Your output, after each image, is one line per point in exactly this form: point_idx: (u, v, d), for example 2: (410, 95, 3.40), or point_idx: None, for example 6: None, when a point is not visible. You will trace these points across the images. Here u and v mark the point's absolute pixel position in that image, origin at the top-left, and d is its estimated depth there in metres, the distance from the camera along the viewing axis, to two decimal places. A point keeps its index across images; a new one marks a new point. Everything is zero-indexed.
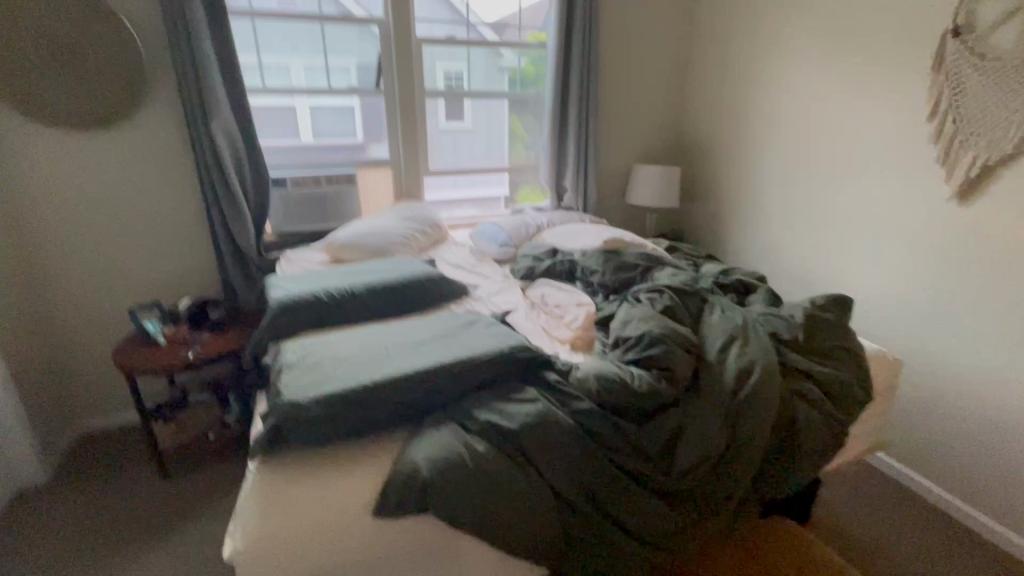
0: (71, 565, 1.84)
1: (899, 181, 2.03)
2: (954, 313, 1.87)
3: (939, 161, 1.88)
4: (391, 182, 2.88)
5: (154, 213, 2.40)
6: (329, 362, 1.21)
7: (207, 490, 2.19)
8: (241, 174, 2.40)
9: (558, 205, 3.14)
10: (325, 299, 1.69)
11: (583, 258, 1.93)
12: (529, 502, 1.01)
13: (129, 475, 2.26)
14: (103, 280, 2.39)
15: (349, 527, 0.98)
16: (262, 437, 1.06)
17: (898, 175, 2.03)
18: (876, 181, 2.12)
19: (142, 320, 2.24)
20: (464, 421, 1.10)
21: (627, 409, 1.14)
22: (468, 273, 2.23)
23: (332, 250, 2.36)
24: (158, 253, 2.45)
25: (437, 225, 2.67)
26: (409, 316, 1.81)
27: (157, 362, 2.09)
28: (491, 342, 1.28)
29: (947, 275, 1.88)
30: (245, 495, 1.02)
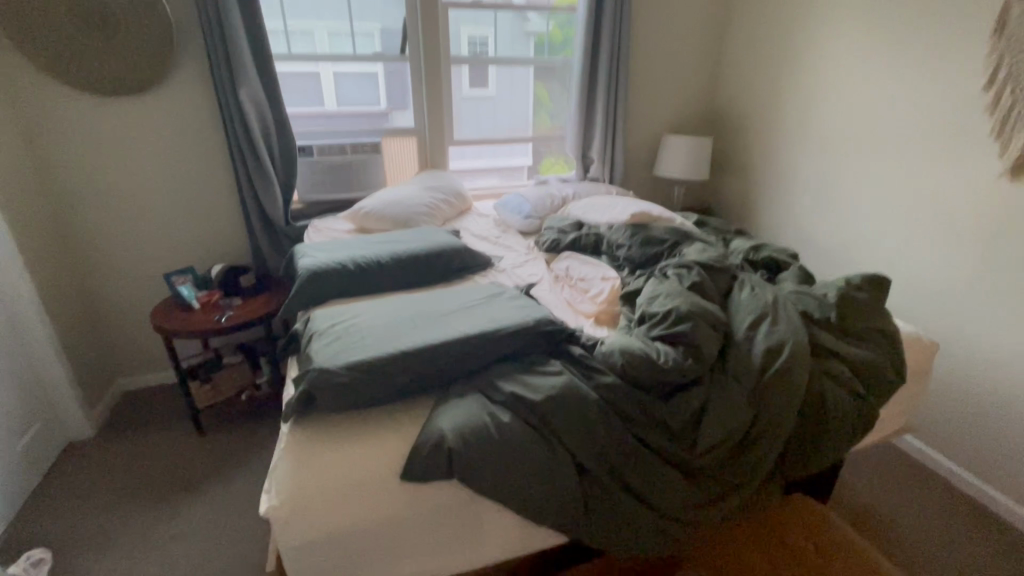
0: (119, 513, 1.97)
1: (947, 154, 1.92)
2: (997, 295, 1.79)
3: (992, 134, 1.77)
4: (416, 151, 2.86)
5: (185, 180, 2.45)
6: (357, 331, 1.24)
7: (241, 448, 2.30)
8: (269, 142, 2.41)
9: (583, 177, 3.09)
10: (352, 268, 1.72)
11: (609, 231, 1.90)
12: (552, 472, 1.03)
13: (168, 431, 2.39)
14: (139, 246, 2.47)
15: (376, 489, 1.01)
16: (294, 401, 1.10)
17: (946, 149, 1.92)
18: (922, 156, 2.01)
19: (177, 285, 2.31)
20: (489, 391, 1.12)
21: (652, 384, 1.14)
22: (492, 244, 2.22)
23: (358, 219, 2.38)
24: (189, 220, 2.51)
25: (461, 195, 2.66)
26: (434, 286, 1.82)
27: (192, 326, 2.17)
28: (516, 314, 1.29)
29: (992, 255, 1.80)
30: (279, 455, 1.06)
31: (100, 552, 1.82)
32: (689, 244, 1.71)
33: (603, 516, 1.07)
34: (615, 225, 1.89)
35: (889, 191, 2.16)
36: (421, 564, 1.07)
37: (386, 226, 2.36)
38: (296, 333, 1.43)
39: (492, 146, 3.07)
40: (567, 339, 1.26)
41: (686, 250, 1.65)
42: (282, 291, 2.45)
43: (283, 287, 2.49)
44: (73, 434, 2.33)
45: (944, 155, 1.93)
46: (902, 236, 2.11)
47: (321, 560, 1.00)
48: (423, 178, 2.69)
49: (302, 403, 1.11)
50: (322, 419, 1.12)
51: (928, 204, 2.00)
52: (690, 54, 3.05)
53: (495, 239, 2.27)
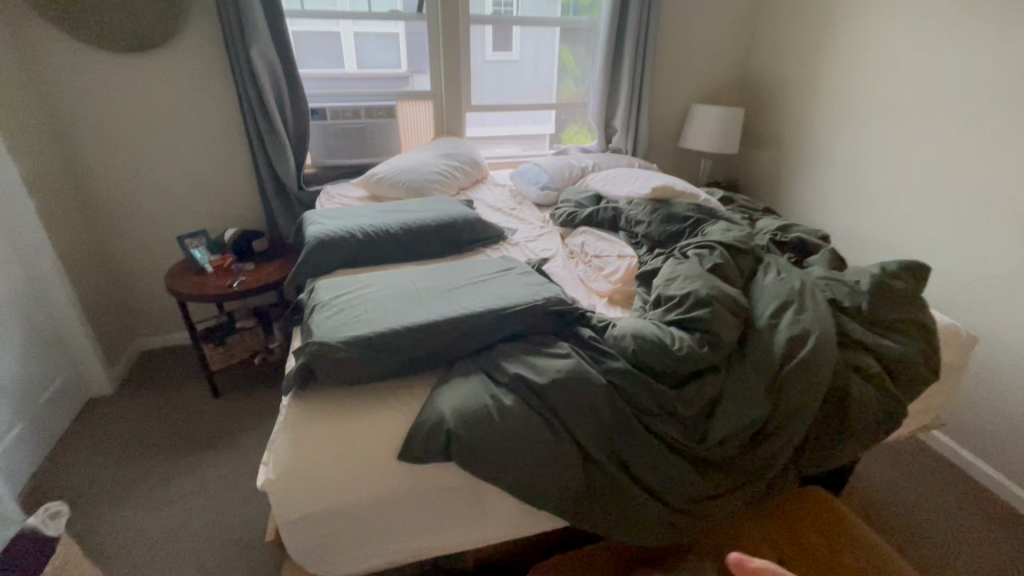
0: (136, 468, 2.04)
1: (1004, 132, 1.76)
2: None
3: None
4: (432, 116, 2.76)
5: (198, 142, 2.41)
6: (360, 304, 1.20)
7: (254, 412, 2.33)
8: (281, 104, 2.35)
9: (605, 147, 2.96)
10: (360, 237, 1.67)
11: (628, 206, 1.80)
12: (555, 458, 0.99)
13: (185, 391, 2.44)
14: (154, 207, 2.47)
15: (376, 467, 0.99)
16: (292, 375, 1.07)
17: (1003, 126, 1.76)
18: (975, 133, 1.85)
19: (191, 248, 2.31)
20: (493, 372, 1.07)
21: (665, 372, 1.08)
22: (507, 216, 2.15)
23: (370, 186, 2.32)
24: (202, 183, 2.49)
25: (476, 163, 2.57)
26: (444, 258, 1.77)
27: (205, 289, 2.17)
28: (525, 293, 1.23)
29: None
30: (277, 429, 1.04)
31: (117, 505, 1.88)
32: (713, 223, 1.62)
33: (606, 506, 1.03)
34: (635, 200, 1.80)
35: (934, 171, 2.00)
36: (418, 541, 1.06)
37: (400, 194, 2.29)
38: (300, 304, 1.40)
39: (513, 112, 2.95)
40: (578, 320, 1.21)
41: (710, 229, 1.56)
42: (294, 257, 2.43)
43: (296, 253, 2.46)
44: (95, 390, 2.39)
45: (1000, 133, 1.77)
46: (945, 220, 1.97)
47: (316, 533, 0.99)
48: (438, 145, 2.60)
49: (302, 377, 1.08)
50: (321, 393, 1.09)
51: (977, 186, 1.85)
52: (727, 17, 2.85)
53: (510, 211, 2.19)
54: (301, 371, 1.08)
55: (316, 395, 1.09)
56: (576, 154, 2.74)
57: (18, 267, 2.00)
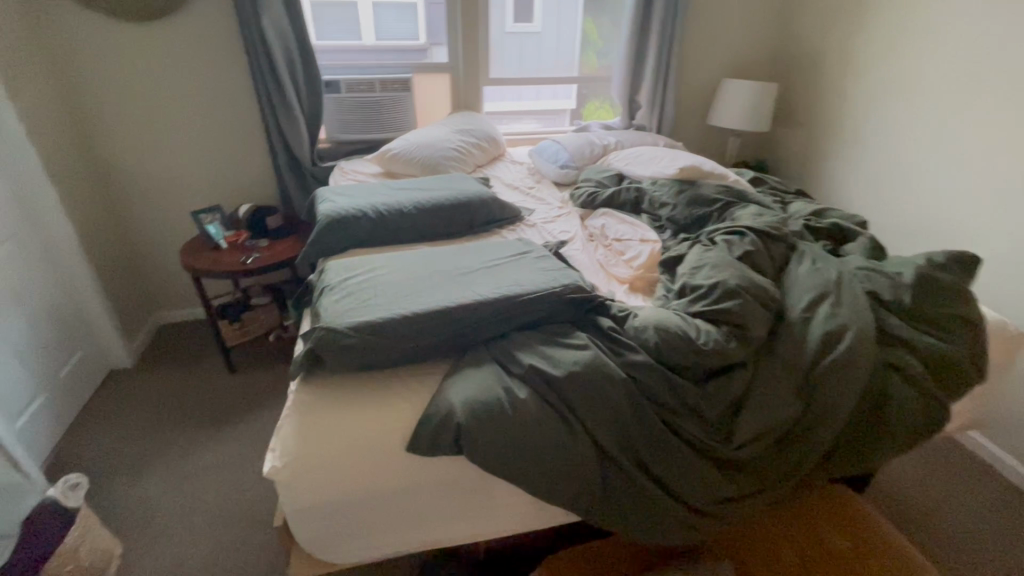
0: (154, 441, 2.07)
1: None
2: None
3: None
4: (449, 90, 2.66)
5: (211, 114, 2.37)
6: (370, 288, 1.16)
7: (268, 388, 2.34)
8: (294, 77, 2.29)
9: (629, 124, 2.84)
10: (372, 216, 1.62)
11: (652, 187, 1.71)
12: (570, 455, 0.94)
13: (202, 366, 2.46)
14: (169, 182, 2.45)
15: (385, 458, 0.96)
16: (300, 360, 1.04)
17: None
18: None
19: (205, 223, 2.29)
20: (507, 361, 1.03)
21: (689, 367, 1.02)
22: (525, 196, 2.07)
23: (384, 162, 2.26)
24: (217, 157, 2.46)
25: (494, 140, 2.49)
26: (458, 238, 1.72)
27: (219, 266, 2.16)
28: (541, 279, 1.17)
29: None
30: (284, 414, 1.02)
31: (136, 477, 1.92)
32: (744, 206, 1.52)
33: (622, 505, 0.99)
34: (660, 180, 1.71)
35: (985, 154, 1.85)
36: (427, 532, 1.03)
37: (415, 171, 2.22)
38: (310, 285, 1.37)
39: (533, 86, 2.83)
40: (597, 309, 1.15)
41: (740, 213, 1.47)
42: (308, 234, 2.40)
43: (310, 230, 2.43)
44: (115, 362, 2.43)
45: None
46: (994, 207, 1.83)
47: (322, 521, 0.97)
48: (455, 120, 2.51)
49: (311, 362, 1.05)
50: (328, 378, 1.06)
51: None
52: None
53: (528, 190, 2.11)
54: (309, 356, 1.05)
55: (324, 380, 1.06)
56: (598, 131, 2.63)
57: (35, 239, 2.01)
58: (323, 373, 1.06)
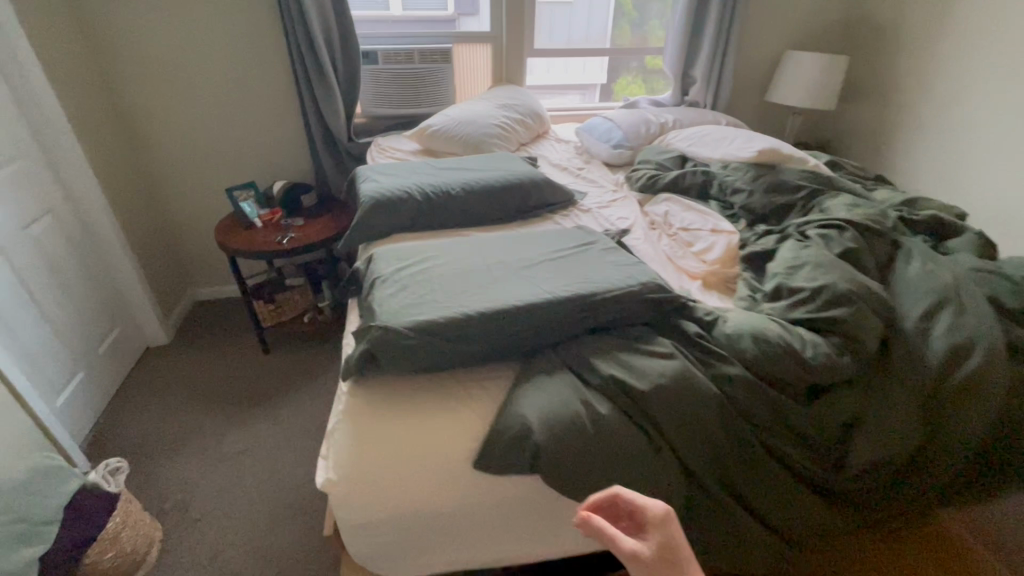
0: (191, 423, 2.04)
1: None
2: None
3: None
4: (490, 62, 2.48)
5: (243, 86, 2.26)
6: (426, 281, 1.05)
7: (304, 371, 2.29)
8: (331, 46, 2.16)
9: (681, 100, 2.64)
10: (418, 199, 1.51)
11: (723, 171, 1.56)
12: (657, 478, 0.84)
13: (237, 346, 2.42)
14: (201, 157, 2.36)
15: (449, 474, 0.87)
16: (353, 363, 0.94)
17: None
18: None
19: (240, 201, 2.21)
20: (582, 370, 0.92)
21: (792, 383, 0.89)
22: (576, 178, 1.93)
23: (424, 138, 2.13)
24: (249, 131, 2.35)
25: (538, 115, 2.33)
26: (509, 223, 1.59)
27: (255, 246, 2.09)
28: (615, 276, 1.05)
29: None
30: (337, 421, 0.93)
31: (174, 460, 1.89)
32: (832, 195, 1.37)
33: (708, 529, 0.90)
34: (732, 164, 1.55)
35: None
36: (488, 550, 0.95)
37: (456, 149, 2.09)
38: (356, 274, 1.26)
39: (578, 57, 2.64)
40: (679, 311, 1.02)
41: (830, 203, 1.32)
42: (344, 213, 2.30)
43: (346, 209, 2.34)
44: (150, 340, 2.40)
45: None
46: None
47: (381, 537, 0.90)
48: (497, 95, 2.35)
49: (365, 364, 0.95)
50: (383, 381, 0.97)
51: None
52: None
53: (578, 171, 1.97)
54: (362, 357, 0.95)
55: (378, 383, 0.97)
56: (649, 107, 2.44)
57: (69, 215, 1.96)
58: (377, 376, 0.96)
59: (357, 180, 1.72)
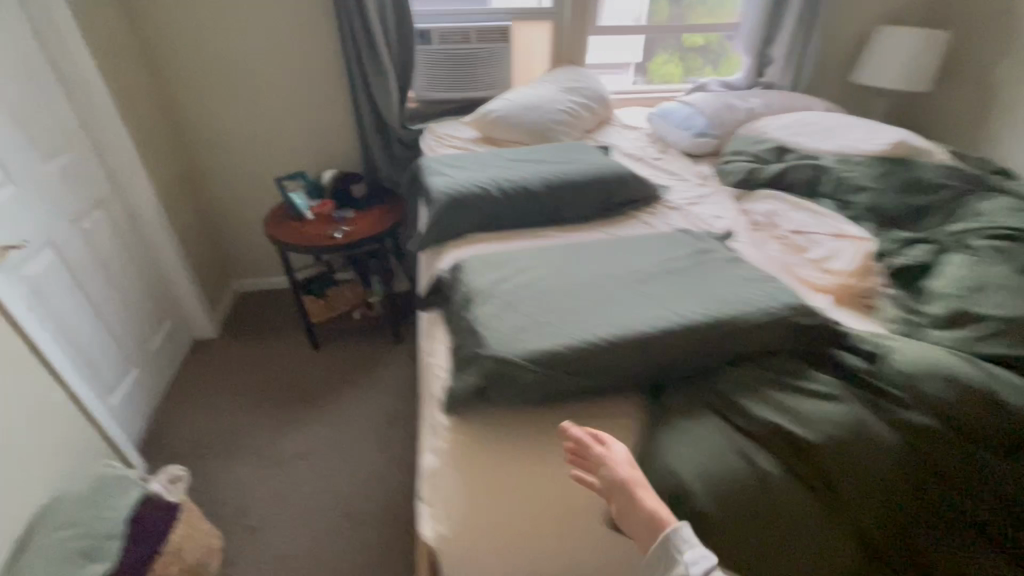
0: (244, 423, 1.97)
1: None
2: None
3: None
4: (550, 41, 2.30)
5: (292, 69, 2.13)
6: (530, 298, 0.92)
7: (355, 368, 2.20)
8: (385, 24, 2.00)
9: (755, 81, 2.42)
10: (495, 195, 1.37)
11: (840, 166, 1.37)
12: (841, 555, 0.68)
13: (285, 341, 2.34)
14: (248, 144, 2.25)
15: (575, 526, 0.78)
16: (460, 397, 0.83)
17: None
18: None
19: (290, 193, 2.10)
20: (737, 413, 0.78)
21: (992, 437, 0.74)
22: (654, 170, 1.76)
23: (483, 124, 1.97)
24: (297, 117, 2.23)
25: (603, 99, 2.15)
26: (591, 222, 1.44)
27: (307, 240, 1.98)
28: (753, 297, 0.90)
29: None
30: (443, 460, 0.83)
31: (229, 462, 1.83)
32: (983, 196, 1.20)
33: None
34: (851, 158, 1.36)
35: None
36: None
37: (520, 137, 1.93)
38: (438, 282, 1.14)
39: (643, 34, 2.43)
40: (838, 341, 0.87)
41: (985, 208, 1.15)
42: (397, 205, 2.18)
43: (399, 200, 2.22)
44: (198, 334, 2.34)
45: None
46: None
47: None
48: (560, 76, 2.17)
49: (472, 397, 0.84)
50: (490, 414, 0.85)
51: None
52: None
53: (656, 163, 1.79)
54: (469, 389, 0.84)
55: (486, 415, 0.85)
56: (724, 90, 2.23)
57: (118, 206, 1.88)
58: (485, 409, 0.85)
59: (423, 173, 1.58)
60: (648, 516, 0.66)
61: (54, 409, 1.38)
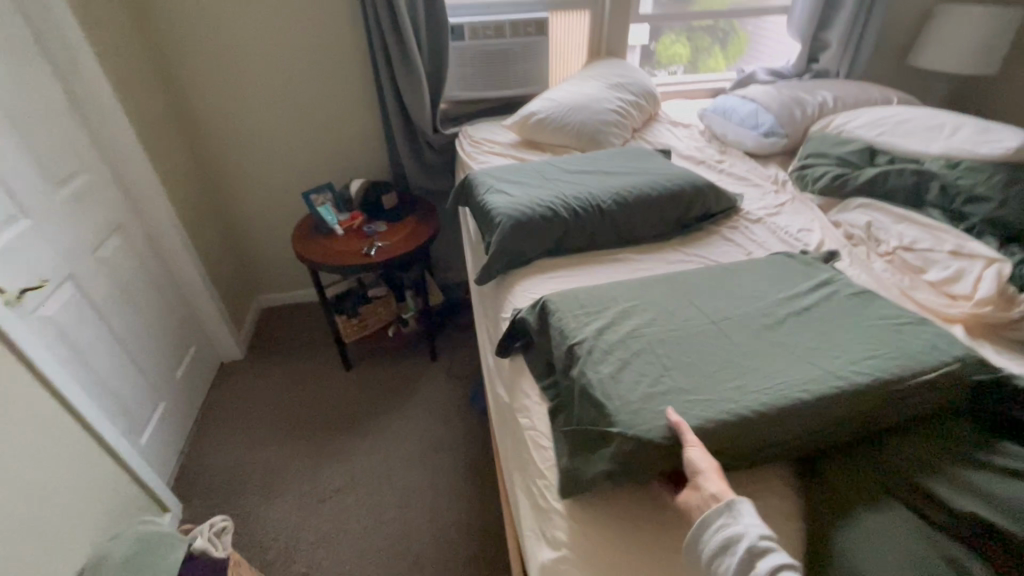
0: (281, 453, 1.86)
1: None
2: None
3: None
4: (587, 32, 2.12)
5: (315, 72, 1.96)
6: (646, 363, 0.81)
7: (393, 389, 2.09)
8: (416, 21, 1.83)
9: (807, 68, 2.24)
10: (565, 217, 1.22)
11: (950, 171, 1.22)
12: None
13: (316, 361, 2.22)
14: (269, 155, 2.10)
15: None
16: (584, 482, 0.73)
17: None
18: None
19: (318, 207, 1.96)
20: (930, 510, 0.64)
21: None
22: (719, 175, 1.61)
23: (527, 128, 1.81)
24: (321, 124, 2.07)
25: (651, 95, 1.98)
26: (668, 242, 1.30)
27: (339, 258, 1.84)
28: (907, 351, 0.78)
29: None
30: (563, 553, 0.72)
31: (269, 499, 1.72)
32: None
33: None
34: (963, 163, 1.21)
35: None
36: None
37: (567, 141, 1.78)
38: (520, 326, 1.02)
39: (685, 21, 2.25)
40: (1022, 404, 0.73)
41: None
42: (432, 216, 2.04)
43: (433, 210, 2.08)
44: (224, 355, 2.22)
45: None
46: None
47: None
48: (602, 71, 2.00)
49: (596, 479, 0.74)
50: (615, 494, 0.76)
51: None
52: None
53: (720, 166, 1.64)
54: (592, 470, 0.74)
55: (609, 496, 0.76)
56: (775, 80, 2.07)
57: (136, 229, 1.74)
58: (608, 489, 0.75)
59: (472, 190, 1.43)
60: (708, 495, 0.64)
61: (99, 466, 1.25)
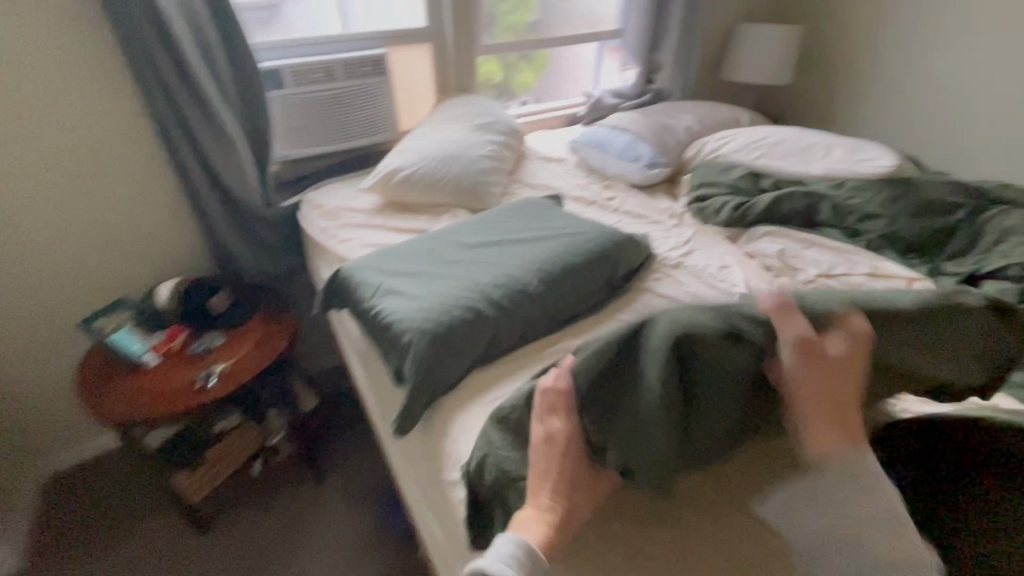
0: None
1: None
2: None
3: None
4: (431, 67, 1.87)
5: (72, 148, 1.38)
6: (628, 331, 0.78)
7: (275, 544, 1.54)
8: (214, 67, 1.39)
9: (645, 88, 2.29)
10: (489, 313, 0.96)
11: (838, 192, 1.25)
12: None
13: (145, 537, 1.53)
14: (13, 271, 1.42)
15: None
16: (653, 395, 0.65)
17: None
18: None
19: (110, 337, 1.40)
20: None
21: None
22: (616, 215, 1.49)
23: (389, 188, 1.50)
24: (91, 214, 1.47)
25: (517, 132, 1.81)
26: (603, 311, 1.12)
27: (158, 402, 1.29)
28: None
29: None
30: None
31: None
32: (995, 207, 1.13)
33: None
34: (847, 183, 1.25)
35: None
36: None
37: (443, 199, 1.50)
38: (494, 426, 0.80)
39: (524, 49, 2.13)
40: None
41: (1013, 221, 1.07)
42: (289, 311, 1.60)
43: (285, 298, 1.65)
44: None
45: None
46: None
47: None
48: (462, 111, 1.77)
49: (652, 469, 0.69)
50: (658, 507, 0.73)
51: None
52: None
53: (613, 205, 1.53)
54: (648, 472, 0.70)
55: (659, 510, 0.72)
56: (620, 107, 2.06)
57: None
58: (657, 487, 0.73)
59: (352, 291, 1.08)
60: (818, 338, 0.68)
61: None
